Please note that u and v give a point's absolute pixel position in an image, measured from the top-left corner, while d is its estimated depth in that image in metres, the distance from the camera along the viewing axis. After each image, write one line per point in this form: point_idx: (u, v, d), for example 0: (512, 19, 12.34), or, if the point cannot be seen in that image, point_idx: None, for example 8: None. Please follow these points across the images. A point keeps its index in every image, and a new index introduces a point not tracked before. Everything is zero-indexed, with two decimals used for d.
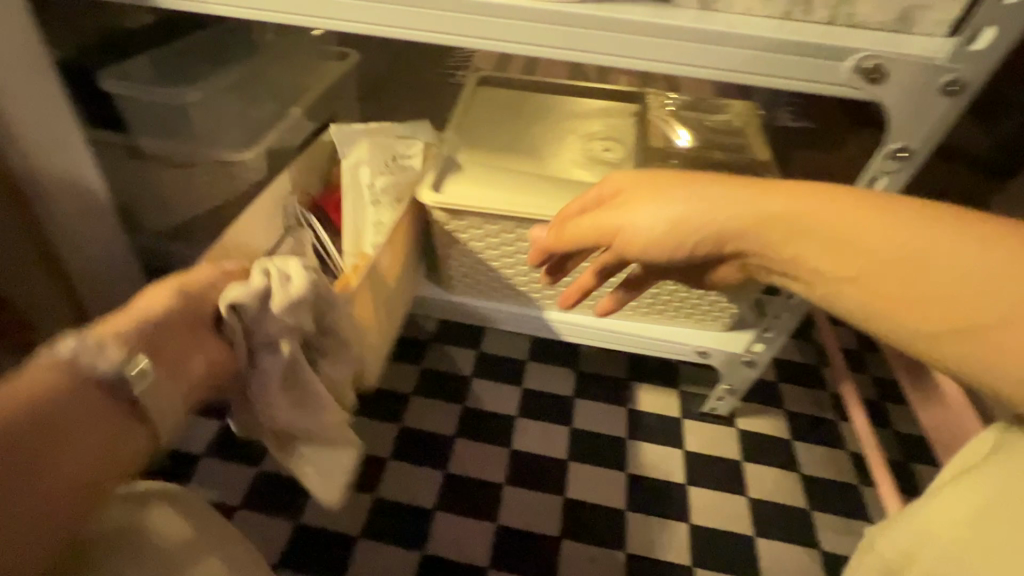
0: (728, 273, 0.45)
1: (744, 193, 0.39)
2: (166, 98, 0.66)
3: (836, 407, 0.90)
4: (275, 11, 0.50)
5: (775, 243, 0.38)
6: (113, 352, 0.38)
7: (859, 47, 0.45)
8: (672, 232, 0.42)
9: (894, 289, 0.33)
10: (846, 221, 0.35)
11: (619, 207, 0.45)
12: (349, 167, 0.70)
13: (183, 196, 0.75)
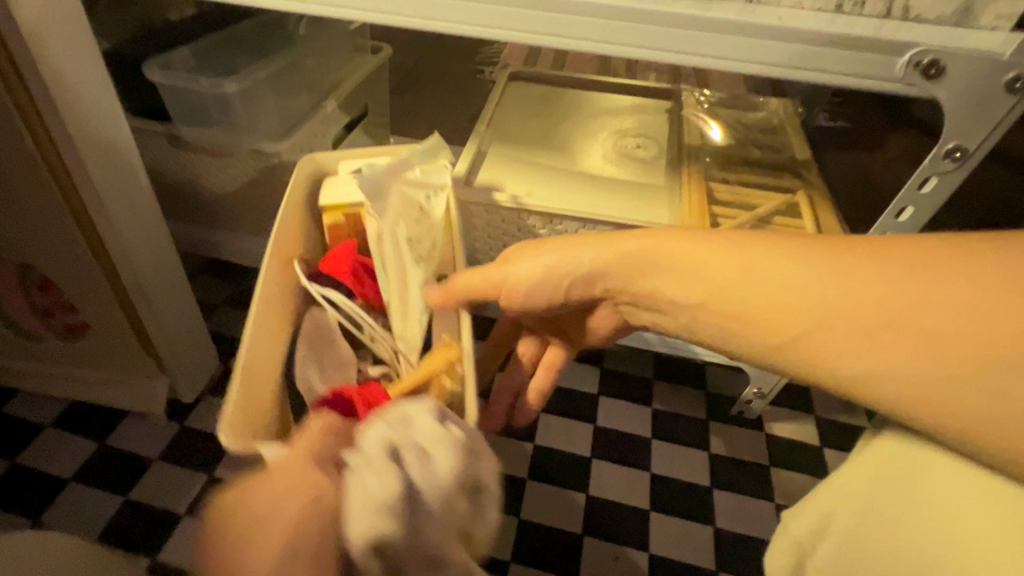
0: (605, 319, 0.52)
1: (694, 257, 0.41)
2: (208, 88, 0.68)
3: (871, 415, 0.87)
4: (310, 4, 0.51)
5: (642, 270, 0.44)
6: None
7: (914, 41, 0.43)
8: (547, 277, 0.46)
9: (891, 344, 0.34)
10: (702, 255, 0.41)
11: (508, 266, 0.47)
12: (377, 232, 0.50)
13: (228, 187, 0.79)
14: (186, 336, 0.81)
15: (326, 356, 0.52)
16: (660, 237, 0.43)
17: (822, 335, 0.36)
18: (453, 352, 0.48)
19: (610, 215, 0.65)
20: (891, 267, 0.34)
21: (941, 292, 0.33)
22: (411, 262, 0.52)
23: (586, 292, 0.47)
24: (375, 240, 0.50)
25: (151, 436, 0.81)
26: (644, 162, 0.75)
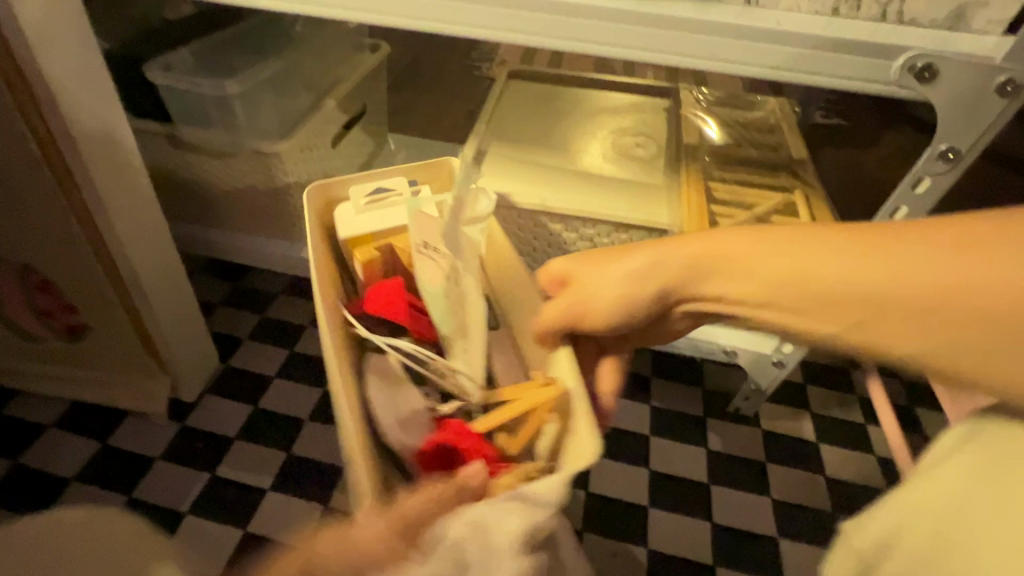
0: (678, 325, 0.46)
1: (753, 250, 0.38)
2: (207, 89, 0.68)
3: (864, 411, 0.88)
4: (311, 6, 0.51)
5: (688, 272, 0.40)
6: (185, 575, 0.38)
7: (908, 44, 0.43)
8: (634, 287, 0.41)
9: (948, 319, 0.31)
10: (759, 254, 0.38)
11: (592, 291, 0.43)
12: (450, 270, 0.51)
13: (228, 187, 0.79)
14: (188, 336, 0.81)
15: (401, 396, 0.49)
16: (699, 245, 0.40)
17: (876, 316, 0.34)
18: (554, 386, 0.43)
19: (611, 215, 0.66)
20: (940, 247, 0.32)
21: (995, 273, 0.30)
22: (476, 295, 0.50)
23: (658, 307, 0.42)
24: (441, 279, 0.50)
25: (151, 436, 0.81)
26: (642, 161, 0.75)
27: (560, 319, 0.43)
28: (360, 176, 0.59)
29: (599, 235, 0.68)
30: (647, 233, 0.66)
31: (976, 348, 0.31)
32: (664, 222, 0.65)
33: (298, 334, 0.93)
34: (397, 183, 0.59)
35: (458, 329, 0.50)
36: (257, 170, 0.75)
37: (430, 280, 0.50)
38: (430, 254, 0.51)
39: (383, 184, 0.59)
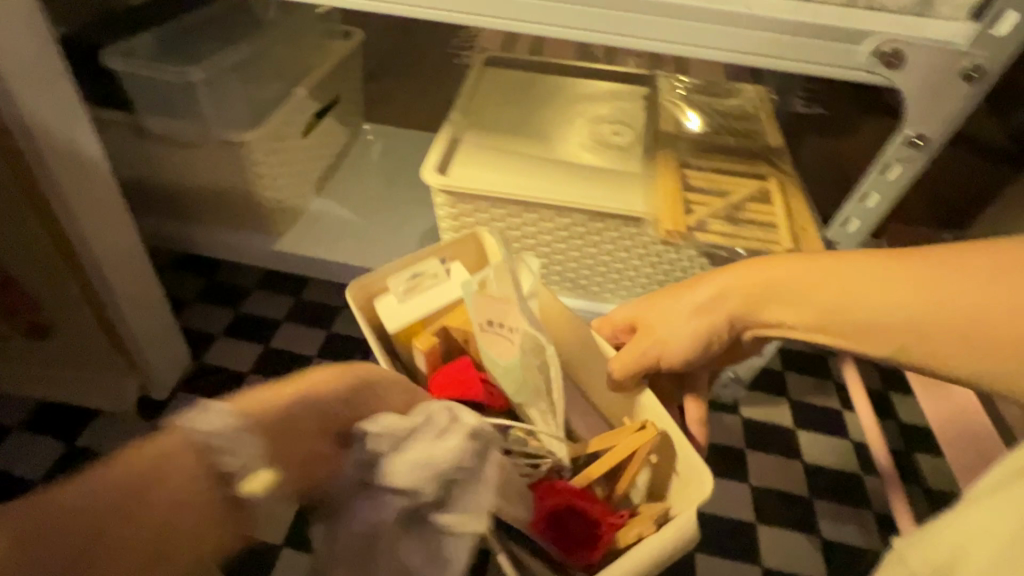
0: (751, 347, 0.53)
1: (809, 282, 0.46)
2: (171, 77, 0.66)
3: (841, 396, 0.89)
4: None
5: (748, 301, 0.48)
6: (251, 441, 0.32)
7: (877, 29, 0.43)
8: (698, 317, 0.49)
9: (978, 334, 0.39)
10: (810, 282, 0.46)
11: (668, 331, 0.50)
12: (524, 340, 0.50)
13: (193, 179, 0.76)
14: (158, 335, 0.78)
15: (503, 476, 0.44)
16: (740, 275, 0.48)
17: (923, 334, 0.42)
18: (648, 435, 0.47)
19: (584, 203, 0.64)
20: (955, 271, 0.40)
21: (996, 299, 0.39)
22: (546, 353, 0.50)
23: (728, 335, 0.50)
24: (516, 353, 0.50)
25: (122, 436, 0.79)
26: (620, 149, 0.74)
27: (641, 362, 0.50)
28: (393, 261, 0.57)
29: (575, 224, 0.66)
30: (623, 222, 0.65)
31: (972, 357, 0.40)
32: (639, 210, 0.63)
33: (273, 329, 0.91)
34: (433, 262, 0.57)
35: (538, 396, 0.51)
36: (224, 160, 0.72)
37: (502, 355, 0.50)
38: (494, 328, 0.51)
39: (418, 266, 0.56)
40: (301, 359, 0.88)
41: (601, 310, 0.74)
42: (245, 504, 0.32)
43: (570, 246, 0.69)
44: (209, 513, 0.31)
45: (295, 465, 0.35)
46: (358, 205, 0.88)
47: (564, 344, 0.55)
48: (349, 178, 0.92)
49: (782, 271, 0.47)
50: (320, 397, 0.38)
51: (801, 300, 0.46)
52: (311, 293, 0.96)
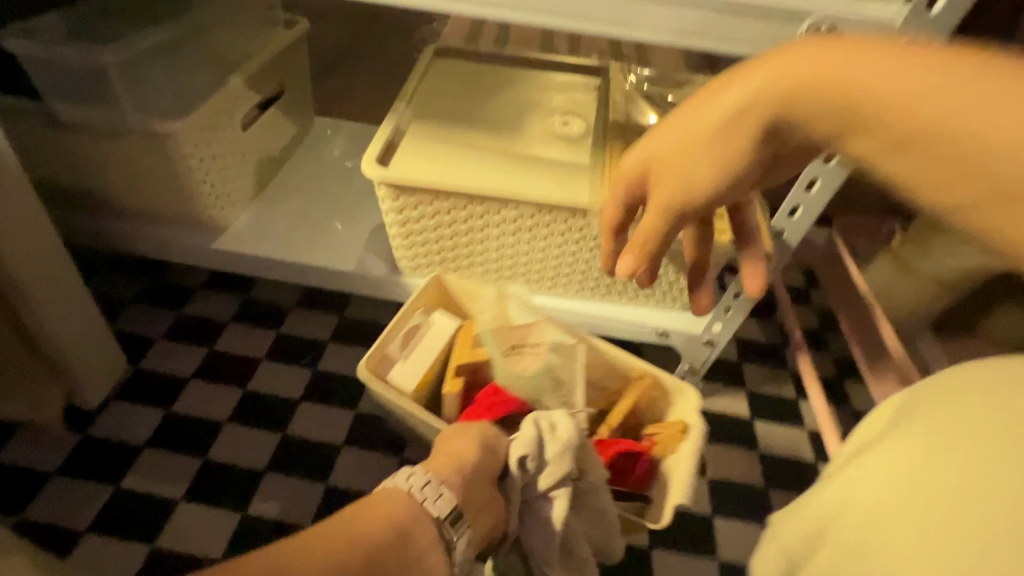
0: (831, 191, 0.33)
1: (896, 62, 0.27)
2: (80, 59, 0.62)
3: (796, 385, 0.89)
4: None
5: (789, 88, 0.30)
6: (440, 493, 0.50)
7: (812, 10, 0.42)
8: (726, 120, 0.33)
9: None
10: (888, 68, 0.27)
11: (676, 177, 0.36)
12: (552, 348, 0.65)
13: (112, 172, 0.70)
14: (89, 339, 0.73)
15: (590, 458, 0.56)
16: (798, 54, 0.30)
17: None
18: (646, 378, 0.69)
19: (528, 195, 0.62)
20: None
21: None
22: (564, 353, 0.65)
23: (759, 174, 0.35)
24: (542, 363, 0.64)
25: (47, 449, 0.74)
26: (571, 140, 0.72)
27: (649, 237, 0.40)
28: (385, 332, 0.65)
29: (523, 217, 0.64)
30: (569, 214, 0.63)
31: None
32: (583, 201, 0.61)
33: (216, 331, 0.87)
34: (415, 315, 0.67)
35: (555, 389, 0.63)
36: (147, 151, 0.67)
37: (532, 367, 0.64)
38: (524, 350, 0.66)
39: (404, 324, 0.67)
40: (247, 361, 0.84)
41: (553, 304, 0.73)
42: (450, 540, 0.49)
43: (518, 240, 0.67)
44: (430, 551, 0.48)
45: (473, 503, 0.52)
46: (305, 201, 0.84)
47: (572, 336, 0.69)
48: (297, 172, 0.89)
49: (835, 55, 0.29)
50: (464, 454, 0.54)
51: (851, 115, 0.28)
52: (258, 292, 0.92)
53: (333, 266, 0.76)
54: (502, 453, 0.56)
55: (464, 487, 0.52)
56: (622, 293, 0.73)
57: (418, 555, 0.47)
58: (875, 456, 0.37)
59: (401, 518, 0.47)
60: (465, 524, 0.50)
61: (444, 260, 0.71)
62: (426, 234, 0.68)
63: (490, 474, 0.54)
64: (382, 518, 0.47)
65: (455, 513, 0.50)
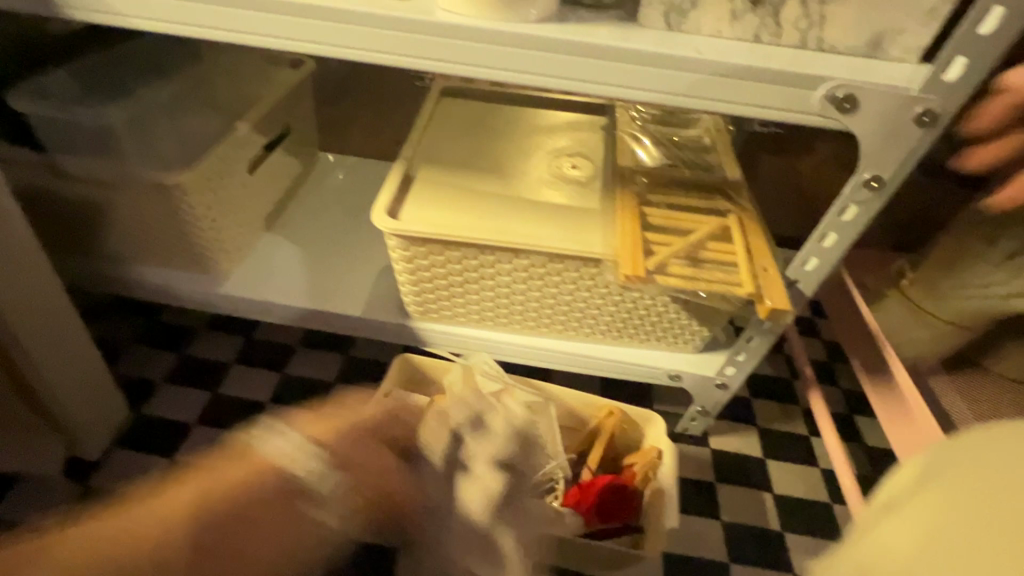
0: None
1: None
2: (88, 119, 0.62)
3: (807, 422, 0.88)
4: (218, 28, 0.48)
5: None
6: (309, 448, 0.45)
7: (829, 74, 0.43)
8: None
9: None
10: None
11: None
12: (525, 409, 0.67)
13: (116, 220, 0.69)
14: (90, 390, 0.72)
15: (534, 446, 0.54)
16: None
17: None
18: (615, 417, 0.69)
19: (540, 244, 0.61)
20: None
21: None
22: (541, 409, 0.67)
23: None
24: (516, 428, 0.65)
25: (45, 505, 0.71)
26: (579, 184, 0.72)
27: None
28: None
29: (534, 265, 0.64)
30: (582, 263, 0.63)
31: None
32: (596, 251, 0.61)
33: (218, 374, 0.85)
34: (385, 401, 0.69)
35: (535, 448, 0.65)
36: (155, 202, 0.66)
37: None
38: None
39: None
40: (250, 406, 0.82)
41: (564, 348, 0.72)
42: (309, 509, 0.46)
43: (528, 286, 0.66)
44: (289, 520, 0.46)
45: (356, 474, 0.48)
46: (312, 243, 0.84)
47: (554, 390, 0.71)
48: (302, 211, 0.88)
49: None
50: (344, 423, 0.50)
51: None
52: (262, 333, 0.91)
53: (341, 311, 0.75)
54: (410, 427, 0.53)
55: (346, 450, 0.48)
56: (623, 340, 0.72)
57: (281, 518, 0.46)
58: (917, 504, 0.32)
59: (266, 481, 0.45)
60: (338, 488, 0.47)
61: (452, 306, 0.70)
62: (422, 287, 0.68)
63: (391, 438, 0.53)
64: (242, 480, 0.44)
65: (322, 476, 0.45)
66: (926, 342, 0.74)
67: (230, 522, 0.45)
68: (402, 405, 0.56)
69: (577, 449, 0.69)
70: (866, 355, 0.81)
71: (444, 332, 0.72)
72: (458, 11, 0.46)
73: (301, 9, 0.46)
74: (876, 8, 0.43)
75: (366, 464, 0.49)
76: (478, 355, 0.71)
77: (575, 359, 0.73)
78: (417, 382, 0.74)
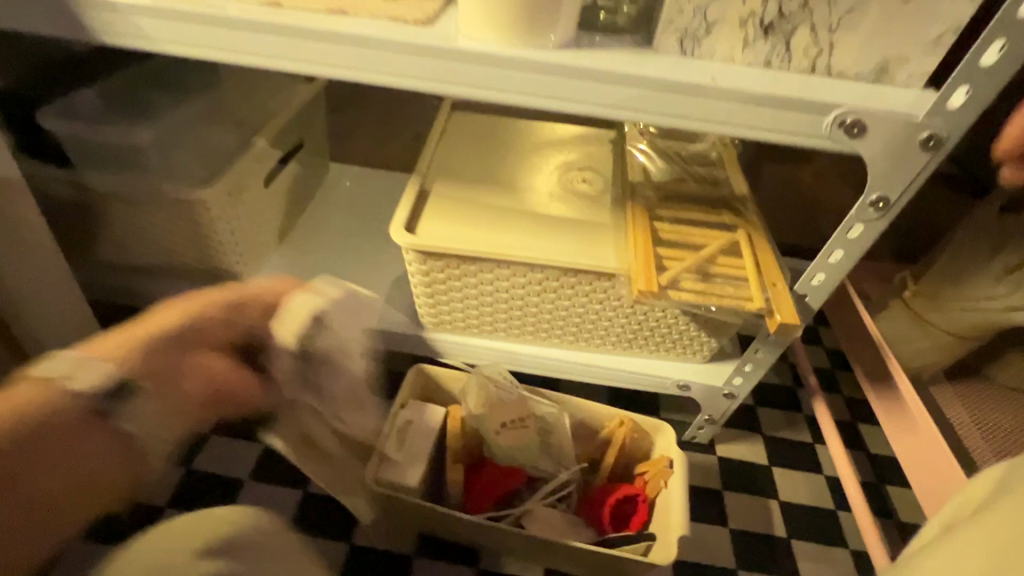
0: None
1: None
2: (116, 138, 0.63)
3: (812, 430, 0.90)
4: (248, 53, 0.50)
5: None
6: (116, 366, 0.41)
7: (839, 101, 0.45)
8: None
9: None
10: None
11: None
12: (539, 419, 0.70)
13: (136, 232, 0.70)
14: None
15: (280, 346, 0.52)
16: None
17: None
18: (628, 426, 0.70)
19: (555, 259, 0.63)
20: None
21: None
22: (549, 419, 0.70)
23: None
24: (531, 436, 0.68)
25: None
26: (589, 198, 0.73)
27: None
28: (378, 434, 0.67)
29: (547, 279, 0.65)
30: (595, 276, 0.64)
31: None
32: (610, 266, 0.63)
33: None
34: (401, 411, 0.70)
35: (546, 455, 0.69)
36: (176, 217, 0.68)
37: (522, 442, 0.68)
38: (512, 428, 0.68)
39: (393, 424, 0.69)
40: None
41: (576, 358, 0.74)
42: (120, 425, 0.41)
43: (541, 299, 0.68)
44: (93, 444, 0.40)
45: (162, 379, 0.43)
46: (324, 254, 0.85)
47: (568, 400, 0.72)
48: (314, 223, 0.90)
49: None
50: (158, 330, 0.44)
51: None
52: None
53: None
54: (222, 327, 0.48)
55: (149, 356, 0.43)
56: (633, 350, 0.74)
57: (82, 443, 0.39)
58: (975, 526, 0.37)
59: (46, 408, 0.38)
60: (145, 396, 0.42)
61: (465, 317, 0.72)
62: (437, 299, 0.70)
63: (229, 340, 0.49)
64: (38, 417, 0.37)
65: (140, 398, 0.41)
66: (928, 352, 0.76)
67: (30, 442, 0.37)
68: (224, 296, 0.49)
69: (588, 456, 0.72)
70: (869, 362, 0.81)
71: (458, 342, 0.74)
72: (479, 37, 0.48)
73: (324, 35, 0.48)
74: (884, 38, 0.45)
75: (177, 365, 0.44)
76: (491, 365, 0.73)
77: (586, 369, 0.74)
78: (430, 389, 0.75)
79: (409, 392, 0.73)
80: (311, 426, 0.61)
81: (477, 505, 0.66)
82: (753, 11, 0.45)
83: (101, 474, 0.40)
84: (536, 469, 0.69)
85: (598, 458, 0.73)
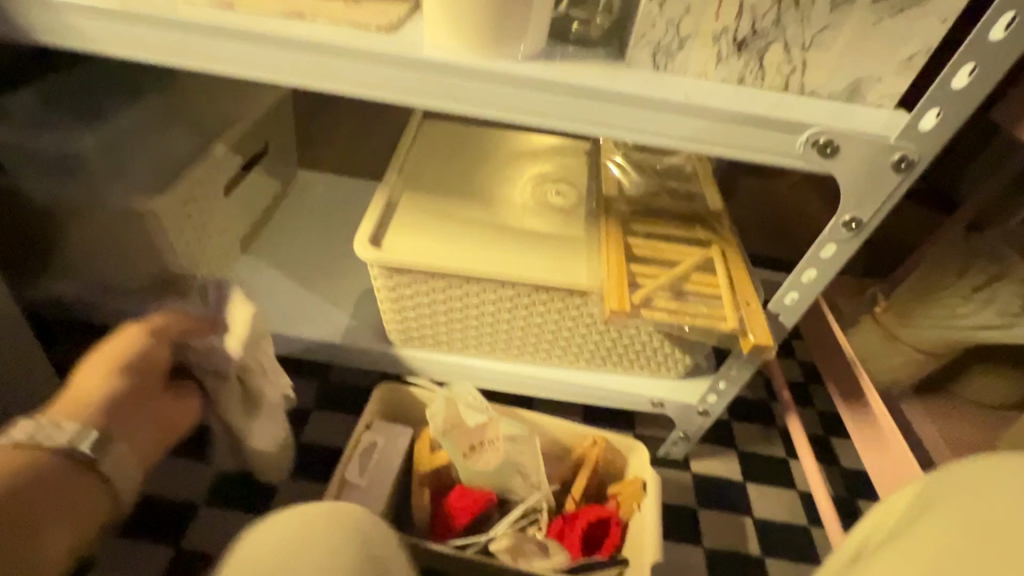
0: None
1: None
2: (58, 144, 0.60)
3: (785, 444, 0.90)
4: (200, 56, 0.46)
5: None
6: (67, 425, 0.42)
7: (811, 121, 0.44)
8: None
9: None
10: None
11: None
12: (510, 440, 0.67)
13: (80, 240, 0.65)
14: None
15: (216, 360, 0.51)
16: None
17: None
18: (599, 445, 0.68)
19: (527, 276, 0.61)
20: None
21: None
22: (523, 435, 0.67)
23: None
24: (500, 458, 0.65)
25: None
26: (563, 211, 0.71)
27: None
28: (341, 458, 0.64)
29: (519, 295, 0.63)
30: (567, 293, 0.62)
31: None
32: (582, 283, 0.61)
33: None
34: (367, 432, 0.67)
35: (517, 477, 0.66)
36: (125, 229, 0.63)
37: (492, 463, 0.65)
38: (483, 448, 0.66)
39: (358, 449, 0.65)
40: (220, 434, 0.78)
41: (549, 375, 0.72)
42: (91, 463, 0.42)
43: (513, 315, 0.66)
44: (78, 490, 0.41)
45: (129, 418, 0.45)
46: (289, 265, 0.81)
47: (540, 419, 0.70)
48: (278, 234, 0.86)
49: None
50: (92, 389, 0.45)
51: None
52: None
53: (318, 337, 0.73)
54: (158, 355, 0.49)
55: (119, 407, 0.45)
56: (607, 367, 0.72)
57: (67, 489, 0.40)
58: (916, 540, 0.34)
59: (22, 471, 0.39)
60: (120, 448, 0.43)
61: (434, 334, 0.69)
62: (404, 315, 0.67)
63: (160, 380, 0.50)
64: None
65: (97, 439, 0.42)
66: (898, 368, 0.76)
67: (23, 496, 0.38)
68: (128, 342, 0.48)
69: (560, 478, 0.69)
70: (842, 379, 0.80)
71: (425, 359, 0.71)
72: (444, 47, 0.46)
73: (283, 39, 0.45)
74: (857, 57, 0.44)
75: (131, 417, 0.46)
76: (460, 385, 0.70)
77: (558, 387, 0.72)
78: (398, 409, 0.73)
79: (374, 411, 0.70)
80: (261, 393, 0.55)
81: (443, 530, 0.64)
82: (727, 27, 0.44)
83: (82, 505, 0.40)
84: (506, 490, 0.66)
85: (570, 478, 0.70)
